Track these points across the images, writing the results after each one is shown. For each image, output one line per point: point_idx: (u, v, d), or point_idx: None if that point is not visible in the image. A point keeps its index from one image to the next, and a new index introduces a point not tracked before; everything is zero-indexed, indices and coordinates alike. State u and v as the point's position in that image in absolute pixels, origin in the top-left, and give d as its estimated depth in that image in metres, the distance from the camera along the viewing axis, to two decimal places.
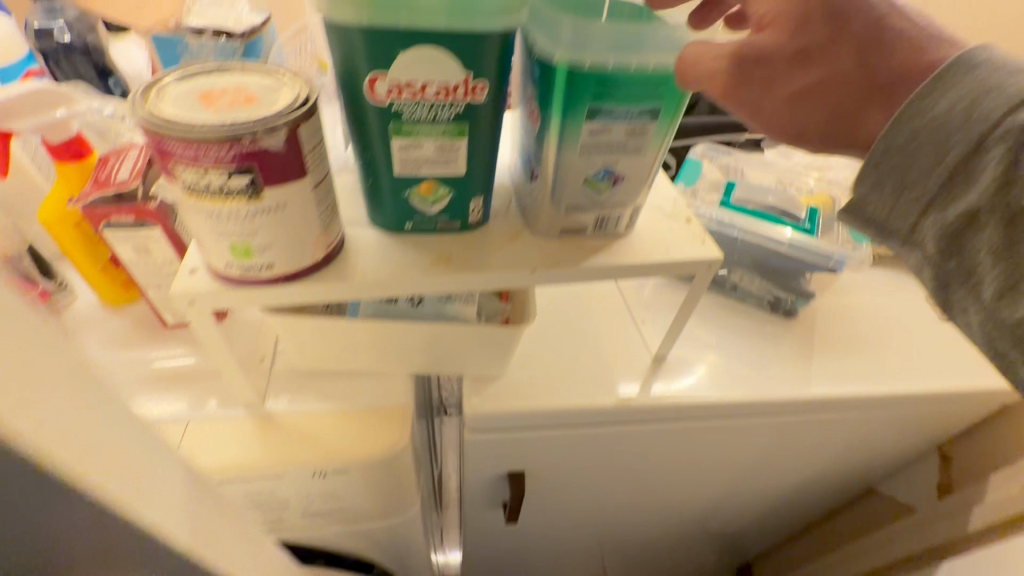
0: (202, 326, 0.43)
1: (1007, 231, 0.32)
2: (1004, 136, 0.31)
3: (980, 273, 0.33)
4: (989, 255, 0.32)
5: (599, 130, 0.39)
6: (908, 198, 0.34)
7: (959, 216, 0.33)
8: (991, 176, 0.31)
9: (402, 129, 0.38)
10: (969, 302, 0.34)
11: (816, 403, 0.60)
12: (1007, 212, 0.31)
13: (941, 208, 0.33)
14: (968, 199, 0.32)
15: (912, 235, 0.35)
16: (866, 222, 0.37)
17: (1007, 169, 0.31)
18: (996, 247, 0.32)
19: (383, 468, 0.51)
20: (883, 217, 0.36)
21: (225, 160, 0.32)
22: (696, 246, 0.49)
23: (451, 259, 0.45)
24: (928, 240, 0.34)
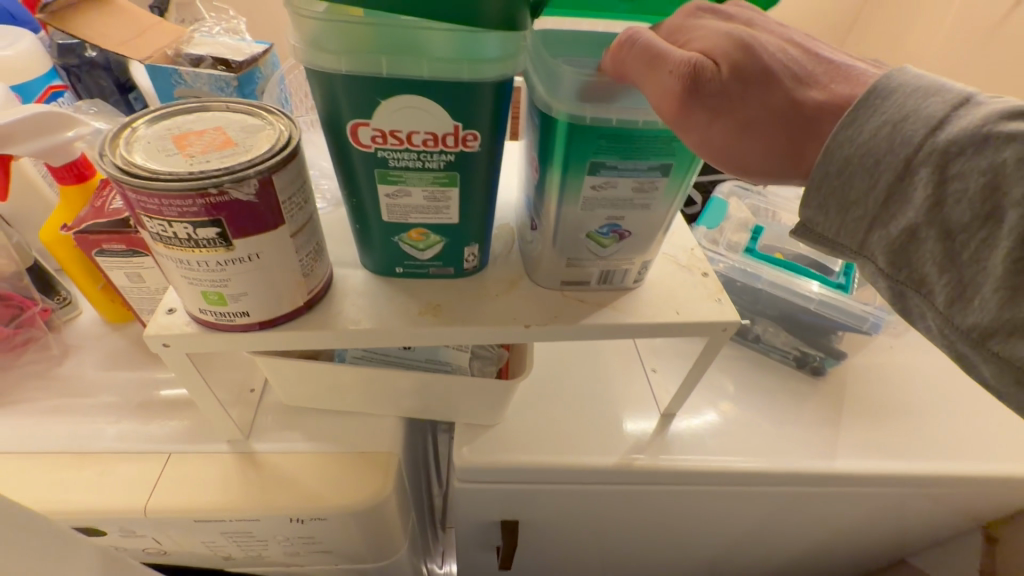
0: (181, 367, 0.41)
1: (948, 243, 0.28)
2: (929, 155, 0.28)
3: (931, 286, 0.29)
4: (935, 267, 0.29)
5: (602, 185, 0.36)
6: (852, 216, 0.31)
7: (901, 233, 0.29)
8: (924, 194, 0.28)
9: (389, 177, 0.36)
10: (926, 309, 0.30)
11: (841, 478, 0.55)
12: (947, 229, 0.28)
13: (884, 226, 0.30)
14: (907, 216, 0.29)
15: (860, 251, 0.31)
16: (819, 240, 0.33)
17: (935, 191, 0.28)
18: (942, 259, 0.28)
19: (362, 520, 0.49)
20: (832, 235, 0.32)
21: (192, 212, 0.30)
22: (712, 305, 0.45)
23: (441, 307, 0.42)
24: (877, 256, 0.31)
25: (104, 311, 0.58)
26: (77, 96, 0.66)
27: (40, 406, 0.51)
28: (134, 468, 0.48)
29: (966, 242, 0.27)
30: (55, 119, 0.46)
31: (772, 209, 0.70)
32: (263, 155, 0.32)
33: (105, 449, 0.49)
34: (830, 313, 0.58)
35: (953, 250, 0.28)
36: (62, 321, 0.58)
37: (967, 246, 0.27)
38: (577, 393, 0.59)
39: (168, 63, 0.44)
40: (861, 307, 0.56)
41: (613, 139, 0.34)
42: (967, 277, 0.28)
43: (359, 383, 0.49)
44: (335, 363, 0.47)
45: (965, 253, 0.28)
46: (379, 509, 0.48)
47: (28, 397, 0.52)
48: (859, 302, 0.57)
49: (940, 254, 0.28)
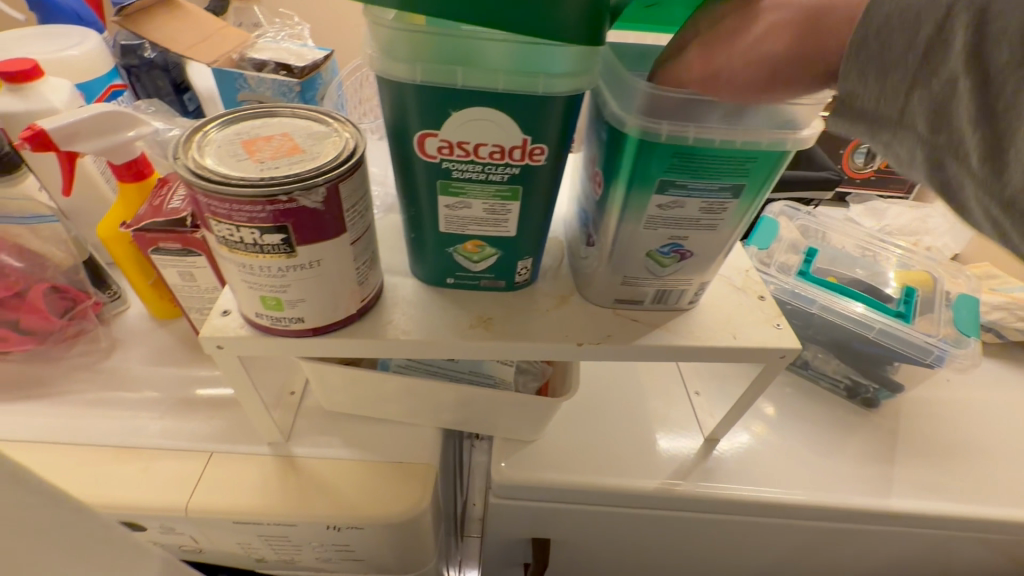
0: (231, 368, 0.41)
1: (984, 97, 0.26)
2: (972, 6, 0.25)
3: (968, 146, 0.27)
4: (968, 122, 0.27)
5: (669, 203, 0.35)
6: (891, 81, 0.29)
7: (942, 89, 0.27)
8: (961, 49, 0.26)
9: (451, 188, 0.36)
10: (962, 173, 0.28)
11: (895, 517, 0.52)
12: (986, 82, 0.26)
13: (925, 84, 0.28)
14: (945, 72, 0.27)
15: (899, 118, 0.29)
16: (857, 116, 0.31)
17: (976, 42, 0.25)
18: (981, 113, 0.26)
19: (397, 531, 0.48)
20: (871, 107, 0.30)
21: (260, 217, 0.30)
22: (772, 330, 0.43)
23: (493, 321, 0.42)
24: (916, 120, 0.29)
25: (152, 307, 0.59)
26: (136, 96, 0.68)
27: (89, 398, 0.52)
28: (177, 465, 0.48)
29: (1006, 93, 0.25)
30: (121, 118, 0.47)
31: (824, 231, 0.68)
32: (331, 162, 0.31)
33: (149, 445, 0.49)
34: (889, 342, 0.55)
35: (991, 104, 0.26)
36: (112, 315, 0.59)
37: (1006, 98, 0.25)
38: (617, 412, 0.58)
39: (233, 67, 0.45)
40: (923, 338, 0.54)
41: (686, 157, 0.33)
42: (1004, 134, 0.26)
43: (401, 393, 0.48)
44: (380, 371, 0.46)
45: (1003, 107, 0.25)
46: (415, 521, 0.47)
47: (78, 388, 0.53)
48: (920, 332, 0.55)
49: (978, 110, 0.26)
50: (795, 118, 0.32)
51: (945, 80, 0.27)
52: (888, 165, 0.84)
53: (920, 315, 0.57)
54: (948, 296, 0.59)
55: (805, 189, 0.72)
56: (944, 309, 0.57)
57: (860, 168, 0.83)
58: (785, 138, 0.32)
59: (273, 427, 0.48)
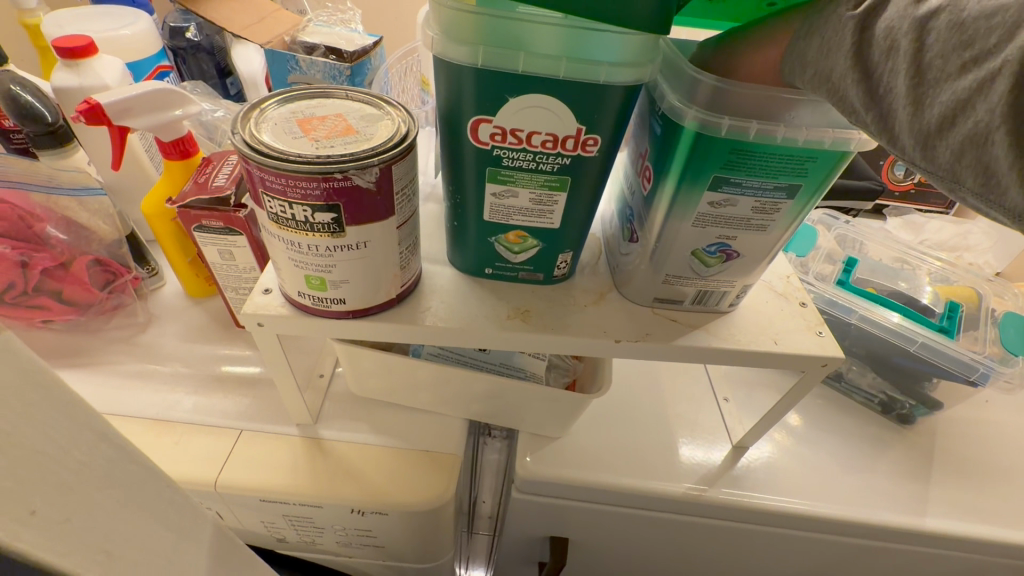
0: (268, 347, 0.42)
1: (870, 82, 0.26)
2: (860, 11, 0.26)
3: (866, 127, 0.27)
4: (861, 105, 0.27)
5: (721, 201, 0.34)
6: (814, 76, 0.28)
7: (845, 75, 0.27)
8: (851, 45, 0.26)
9: (500, 176, 0.35)
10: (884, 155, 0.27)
11: (929, 538, 0.50)
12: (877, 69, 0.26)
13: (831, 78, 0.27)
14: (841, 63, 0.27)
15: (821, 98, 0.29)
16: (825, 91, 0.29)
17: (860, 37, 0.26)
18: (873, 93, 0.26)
19: (421, 519, 0.48)
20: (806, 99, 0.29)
21: (313, 195, 0.30)
22: (815, 338, 0.42)
23: (531, 314, 0.41)
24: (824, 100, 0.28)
25: (188, 285, 0.60)
26: (180, 77, 0.69)
27: (126, 370, 0.53)
28: (209, 441, 0.49)
29: (887, 73, 0.26)
30: (170, 96, 0.47)
31: (862, 241, 0.66)
32: (385, 143, 0.31)
33: (182, 420, 0.50)
34: (933, 358, 0.54)
35: (879, 85, 0.26)
36: (149, 291, 0.60)
37: (889, 78, 0.25)
38: (644, 414, 0.57)
39: (284, 49, 0.50)
40: (968, 355, 0.52)
41: (743, 153, 0.32)
42: (893, 111, 0.26)
43: (431, 382, 0.48)
44: (412, 358, 0.46)
45: (889, 85, 0.26)
46: (440, 510, 0.47)
47: (115, 360, 0.54)
48: (965, 349, 0.53)
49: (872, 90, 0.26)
50: None
51: (836, 74, 0.27)
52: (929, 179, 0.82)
53: (962, 331, 0.55)
54: (993, 313, 0.58)
55: (843, 199, 0.71)
56: (988, 325, 0.56)
57: (898, 180, 0.82)
58: (849, 138, 0.31)
59: (303, 409, 0.49)
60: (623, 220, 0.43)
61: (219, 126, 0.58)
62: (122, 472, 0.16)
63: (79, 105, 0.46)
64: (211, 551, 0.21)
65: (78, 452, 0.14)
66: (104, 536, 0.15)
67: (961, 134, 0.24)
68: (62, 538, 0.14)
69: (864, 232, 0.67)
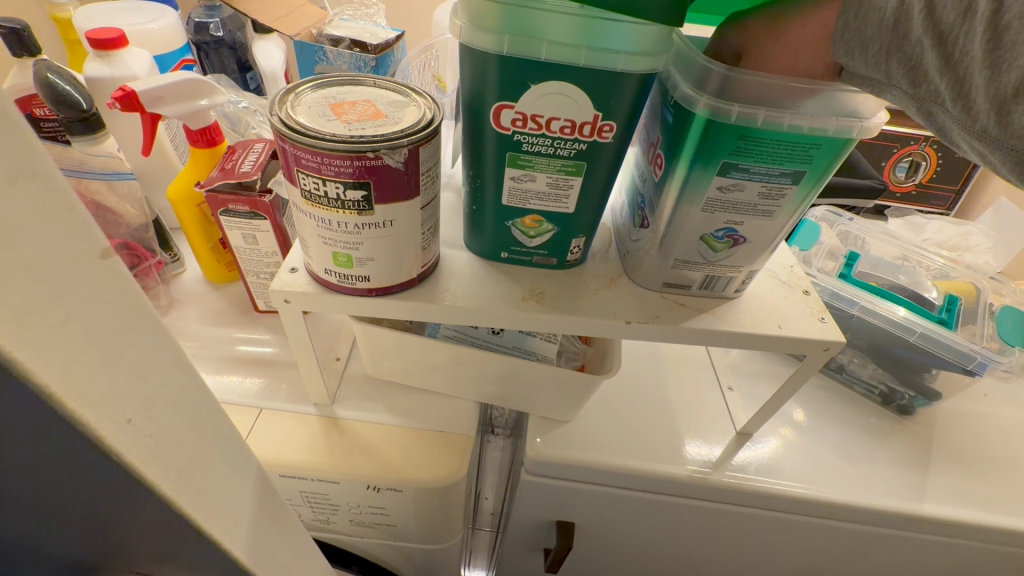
0: (293, 324, 0.43)
1: (889, 54, 0.29)
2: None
3: (893, 81, 0.30)
4: (886, 72, 0.30)
5: (729, 186, 0.36)
6: (846, 51, 0.31)
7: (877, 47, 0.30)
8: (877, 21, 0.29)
9: (520, 160, 0.37)
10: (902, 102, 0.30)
11: (925, 523, 0.52)
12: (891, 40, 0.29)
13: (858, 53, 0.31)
14: (871, 37, 0.30)
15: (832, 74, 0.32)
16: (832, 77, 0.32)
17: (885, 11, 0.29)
18: (881, 75, 0.31)
19: (434, 496, 0.49)
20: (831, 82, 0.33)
21: (346, 173, 0.32)
22: (817, 324, 0.44)
23: (545, 296, 0.43)
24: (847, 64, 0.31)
25: (209, 271, 0.61)
26: (203, 71, 0.71)
27: None
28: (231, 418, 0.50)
29: (893, 48, 0.29)
30: (200, 86, 0.49)
31: (864, 238, 0.68)
32: (413, 126, 0.33)
33: None
34: (934, 350, 0.55)
35: (889, 58, 0.29)
36: (172, 276, 0.62)
37: (893, 53, 0.29)
38: (650, 401, 0.58)
39: (312, 41, 0.52)
40: (966, 345, 0.54)
41: (751, 139, 0.34)
42: (921, 73, 0.29)
43: (447, 363, 0.50)
44: (428, 338, 0.48)
45: (901, 56, 0.29)
46: (453, 487, 0.49)
47: None
48: (964, 340, 0.54)
49: (876, 73, 0.31)
50: (860, 108, 0.33)
51: (865, 45, 0.30)
52: (929, 180, 0.84)
53: (961, 324, 0.57)
54: (991, 307, 0.59)
55: (846, 197, 0.72)
56: (986, 318, 0.57)
57: (901, 182, 0.84)
58: (852, 126, 0.33)
59: (322, 389, 0.50)
60: (633, 209, 0.45)
61: (243, 117, 0.60)
62: (193, 401, 0.18)
63: (114, 93, 0.48)
64: (255, 494, 0.23)
65: (164, 375, 0.16)
66: (177, 454, 0.17)
67: (953, 91, 0.28)
68: (147, 450, 0.16)
69: (866, 229, 0.68)
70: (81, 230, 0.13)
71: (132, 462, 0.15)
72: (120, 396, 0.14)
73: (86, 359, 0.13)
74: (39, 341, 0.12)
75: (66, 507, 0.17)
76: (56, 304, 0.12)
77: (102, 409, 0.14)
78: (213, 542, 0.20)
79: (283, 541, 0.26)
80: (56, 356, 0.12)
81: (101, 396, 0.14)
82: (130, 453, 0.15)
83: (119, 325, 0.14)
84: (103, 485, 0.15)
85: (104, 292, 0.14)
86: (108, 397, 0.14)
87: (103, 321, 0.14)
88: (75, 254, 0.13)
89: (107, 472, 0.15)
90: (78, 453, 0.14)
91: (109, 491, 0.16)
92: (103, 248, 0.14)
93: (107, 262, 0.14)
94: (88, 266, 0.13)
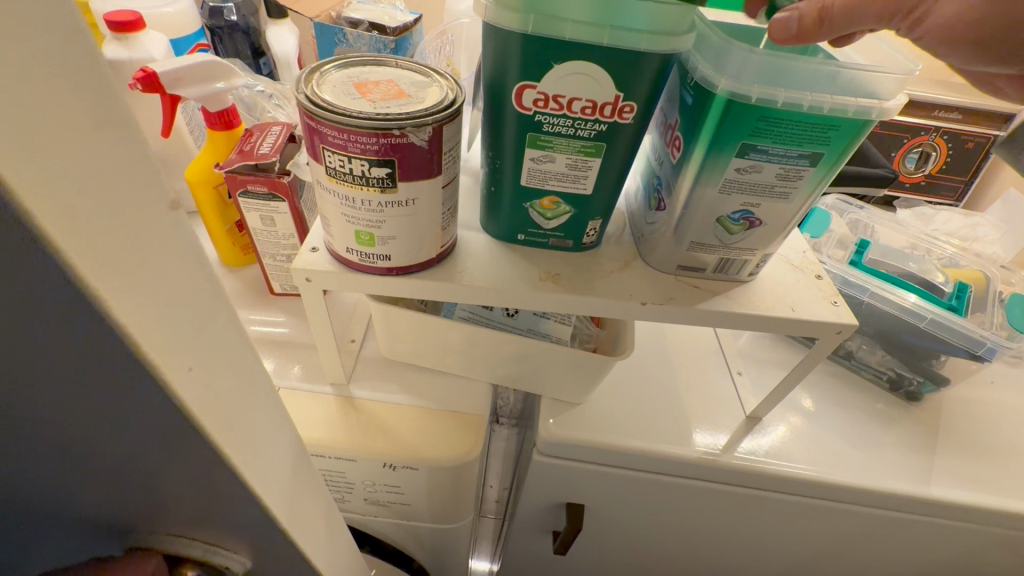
0: (313, 303, 0.44)
1: None
2: None
3: None
4: None
5: (747, 167, 0.37)
6: None
7: None
8: None
9: (540, 141, 0.38)
10: None
11: (932, 506, 0.53)
12: None
13: None
14: None
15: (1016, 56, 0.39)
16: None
17: None
18: None
19: (449, 475, 0.50)
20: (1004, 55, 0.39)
21: (371, 150, 0.33)
22: (830, 307, 0.44)
23: (562, 277, 0.44)
24: None
25: (224, 253, 0.62)
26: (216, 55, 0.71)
27: None
28: None
29: None
30: (218, 67, 0.49)
31: (874, 226, 0.68)
32: (437, 105, 0.34)
33: None
34: (941, 336, 0.56)
35: None
36: None
37: None
38: (660, 384, 0.59)
39: (331, 23, 0.53)
40: (976, 330, 0.54)
41: (770, 120, 0.34)
42: None
43: (462, 344, 0.50)
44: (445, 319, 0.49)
45: None
46: (467, 466, 0.50)
47: None
48: (974, 325, 0.55)
49: None
50: (880, 89, 0.34)
51: None
52: (939, 171, 0.84)
53: (971, 312, 0.57)
54: (1000, 295, 0.60)
55: (857, 186, 0.73)
56: (995, 305, 0.58)
57: (911, 172, 0.85)
58: (871, 106, 0.34)
59: (338, 368, 0.51)
60: (649, 191, 0.45)
61: (259, 101, 0.60)
62: (241, 356, 0.18)
63: (134, 74, 0.49)
64: (289, 456, 0.23)
65: (218, 329, 0.17)
66: (228, 408, 0.18)
67: None
68: (204, 400, 0.16)
69: (876, 218, 0.69)
70: (154, 182, 0.13)
71: (190, 411, 0.16)
72: (183, 345, 0.15)
73: (157, 305, 0.14)
74: (119, 284, 0.13)
75: (128, 451, 0.18)
76: (132, 251, 0.13)
77: (170, 357, 0.14)
78: (255, 496, 0.21)
79: (311, 505, 0.27)
80: (133, 301, 0.13)
81: (169, 346, 0.14)
82: (191, 402, 0.16)
83: (183, 278, 0.15)
84: (164, 431, 0.16)
85: (169, 242, 0.14)
86: (176, 346, 0.15)
87: (169, 270, 0.14)
88: (148, 204, 0.13)
89: (170, 420, 0.16)
90: (146, 398, 0.15)
91: (168, 439, 0.17)
92: (170, 201, 0.14)
93: (173, 214, 0.14)
94: (161, 217, 0.14)
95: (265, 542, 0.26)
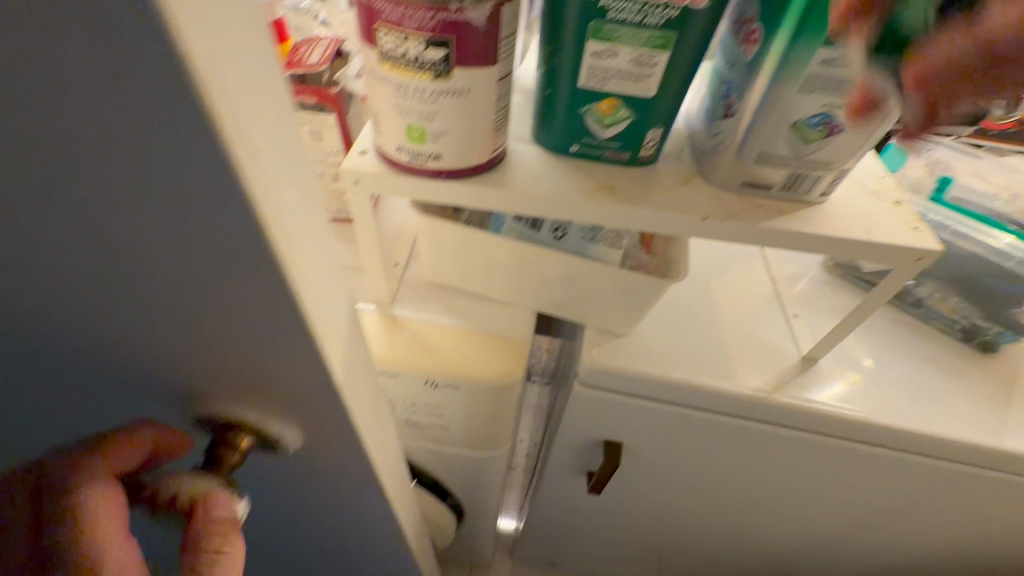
0: (361, 210, 0.44)
1: None
2: None
3: None
4: None
5: (834, 58, 0.33)
6: None
7: None
8: None
9: (603, 31, 0.35)
10: None
11: (1002, 457, 0.49)
12: None
13: None
14: None
15: None
16: None
17: None
18: None
19: (489, 397, 0.50)
20: None
21: (427, 27, 0.31)
22: (910, 231, 0.41)
23: (617, 191, 0.42)
24: None
25: None
26: None
27: None
28: None
29: None
30: None
31: (955, 167, 0.62)
32: None
33: None
34: None
35: None
36: None
37: None
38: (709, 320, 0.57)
39: None
40: None
41: None
42: None
43: (507, 265, 0.50)
44: (490, 236, 0.48)
45: None
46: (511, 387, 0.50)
47: None
48: None
49: None
50: None
51: None
52: None
53: None
54: None
55: None
56: None
57: None
58: None
59: (382, 286, 0.51)
60: (714, 101, 0.42)
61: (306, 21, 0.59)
62: (300, 169, 0.18)
63: None
64: (343, 308, 0.23)
65: (279, 121, 0.16)
66: (288, 216, 0.17)
67: None
68: (268, 195, 0.16)
69: (958, 158, 0.63)
70: None
71: (255, 202, 0.15)
72: (248, 121, 0.14)
73: (226, 58, 0.13)
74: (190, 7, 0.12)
75: (188, 263, 0.18)
76: None
77: (237, 126, 0.14)
78: (312, 332, 0.20)
79: (362, 372, 0.27)
80: (204, 40, 0.12)
81: (236, 112, 0.14)
82: (257, 190, 0.15)
83: (247, 44, 0.14)
84: (227, 227, 0.16)
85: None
86: (243, 118, 0.14)
87: (234, 27, 0.13)
88: None
89: (236, 211, 0.15)
90: (212, 177, 0.14)
91: (230, 239, 0.16)
92: None
93: None
94: None
95: (318, 406, 0.26)
